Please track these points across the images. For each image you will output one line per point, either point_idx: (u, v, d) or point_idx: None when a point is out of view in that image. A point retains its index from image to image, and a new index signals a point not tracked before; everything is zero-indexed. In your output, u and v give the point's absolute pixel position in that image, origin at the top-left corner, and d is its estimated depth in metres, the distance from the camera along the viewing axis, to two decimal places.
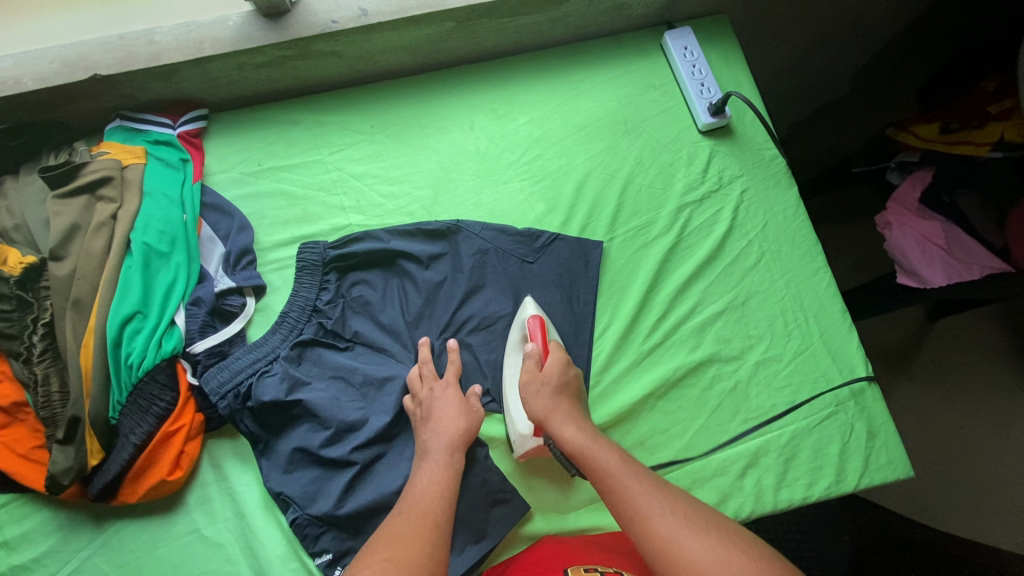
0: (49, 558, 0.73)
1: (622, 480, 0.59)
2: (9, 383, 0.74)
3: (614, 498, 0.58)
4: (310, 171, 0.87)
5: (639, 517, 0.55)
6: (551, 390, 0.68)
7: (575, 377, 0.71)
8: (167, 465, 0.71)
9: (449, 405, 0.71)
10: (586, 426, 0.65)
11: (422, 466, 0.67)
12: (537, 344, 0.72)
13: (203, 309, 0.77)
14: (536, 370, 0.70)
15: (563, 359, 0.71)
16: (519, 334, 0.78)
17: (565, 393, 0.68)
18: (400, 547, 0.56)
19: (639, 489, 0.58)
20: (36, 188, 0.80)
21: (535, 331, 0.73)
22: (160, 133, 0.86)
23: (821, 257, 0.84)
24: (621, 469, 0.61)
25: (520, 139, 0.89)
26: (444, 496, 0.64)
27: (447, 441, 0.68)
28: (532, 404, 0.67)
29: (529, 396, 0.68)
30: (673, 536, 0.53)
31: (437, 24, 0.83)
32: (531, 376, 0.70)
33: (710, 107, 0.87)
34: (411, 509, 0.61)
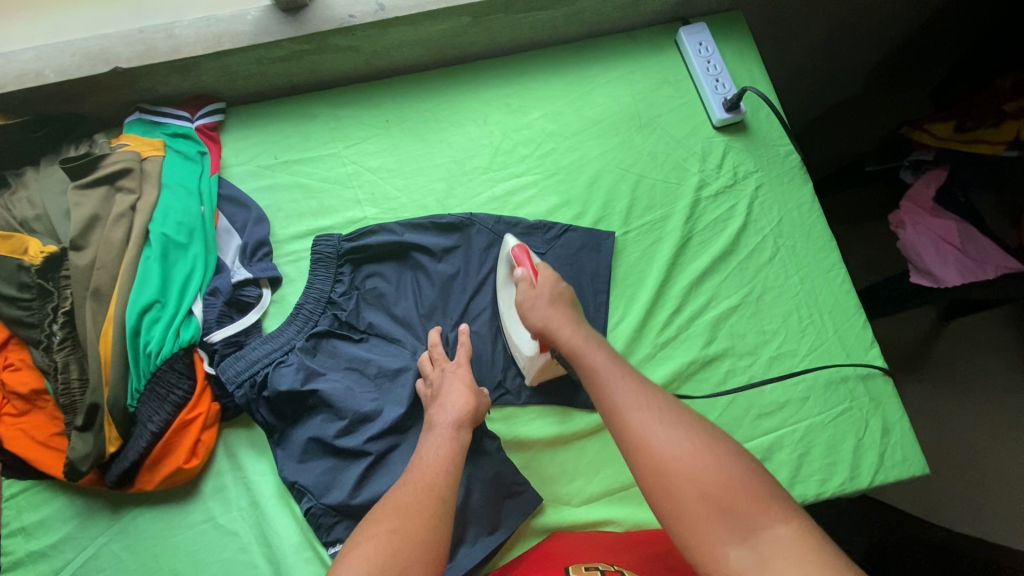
0: (67, 544, 0.73)
1: (611, 380, 0.58)
2: (29, 371, 0.75)
3: (603, 398, 0.57)
4: (325, 164, 0.88)
5: (625, 418, 0.54)
6: (546, 301, 0.69)
7: (567, 289, 0.72)
8: (183, 454, 0.72)
9: (458, 386, 0.71)
10: (584, 329, 0.66)
11: (428, 440, 0.67)
12: (527, 267, 0.73)
13: (220, 299, 0.78)
14: (531, 288, 0.71)
15: (553, 274, 0.73)
16: (506, 267, 0.80)
17: (560, 301, 0.70)
18: (404, 516, 0.56)
19: (622, 385, 0.57)
20: (57, 179, 0.81)
21: (520, 257, 0.74)
22: (178, 126, 0.86)
23: (836, 253, 0.84)
24: (609, 369, 0.60)
25: (534, 134, 0.89)
26: (449, 468, 0.63)
27: (454, 416, 0.68)
28: (530, 317, 0.69)
29: (527, 310, 0.70)
30: (642, 428, 0.53)
31: (453, 19, 0.84)
32: (528, 294, 0.71)
33: (725, 103, 0.87)
34: (416, 479, 0.61)
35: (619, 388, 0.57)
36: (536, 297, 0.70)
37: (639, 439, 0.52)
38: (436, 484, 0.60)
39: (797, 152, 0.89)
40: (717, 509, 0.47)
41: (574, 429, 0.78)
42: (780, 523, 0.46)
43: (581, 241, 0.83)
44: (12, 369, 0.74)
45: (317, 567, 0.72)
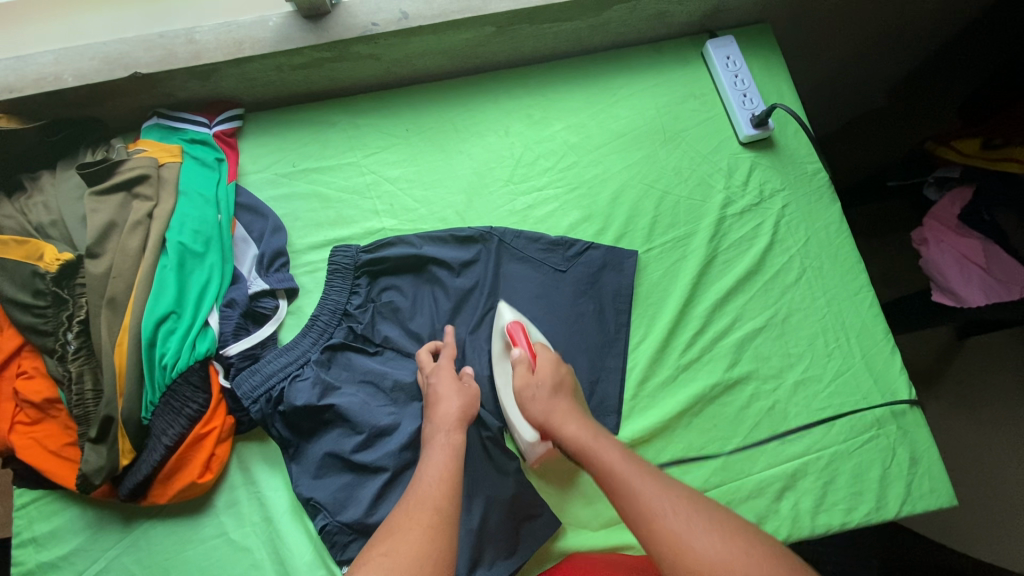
0: (78, 556, 0.72)
1: (631, 483, 0.55)
2: (42, 379, 0.74)
3: (631, 509, 0.53)
4: (344, 174, 0.86)
5: (655, 524, 0.51)
6: (547, 392, 0.67)
7: (568, 375, 0.71)
8: (197, 468, 0.71)
9: (453, 390, 0.70)
10: (587, 424, 0.63)
11: (432, 445, 0.65)
12: (524, 347, 0.73)
13: (237, 311, 0.77)
14: (530, 374, 0.69)
15: (550, 357, 0.71)
16: (500, 342, 0.78)
17: (561, 392, 0.68)
18: (407, 543, 0.52)
19: (644, 484, 0.54)
20: (73, 185, 0.80)
21: (517, 335, 0.73)
22: (196, 132, 0.85)
23: (863, 275, 0.82)
24: (625, 468, 0.56)
25: (556, 146, 0.87)
26: (450, 478, 0.60)
27: (455, 418, 0.67)
28: (530, 408, 0.67)
29: (524, 401, 0.67)
30: (677, 536, 0.50)
31: (477, 28, 0.82)
32: (523, 381, 0.69)
33: (753, 119, 0.85)
34: (416, 496, 0.58)
35: (644, 493, 0.54)
36: (536, 387, 0.67)
37: (643, 511, 0.52)
38: (441, 492, 0.58)
39: (824, 170, 0.87)
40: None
41: None
42: None
43: (602, 258, 0.81)
44: (26, 377, 0.74)
45: None
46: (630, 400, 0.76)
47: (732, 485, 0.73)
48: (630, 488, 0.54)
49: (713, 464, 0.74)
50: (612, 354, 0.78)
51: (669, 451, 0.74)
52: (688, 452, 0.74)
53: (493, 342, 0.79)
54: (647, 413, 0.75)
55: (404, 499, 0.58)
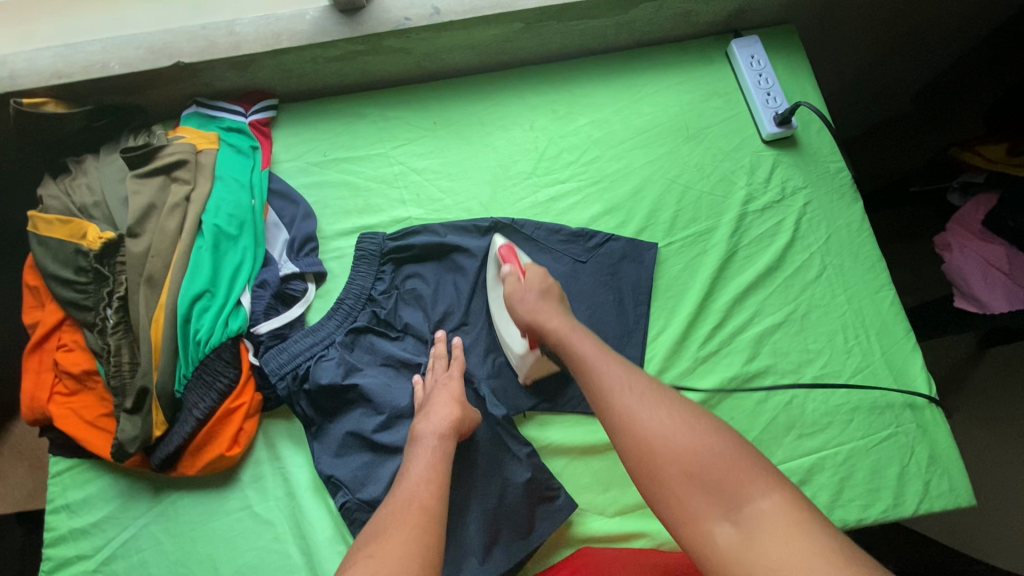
0: (109, 523, 0.75)
1: (599, 366, 0.59)
2: (82, 352, 0.77)
3: (595, 394, 0.57)
4: (373, 164, 0.89)
5: (614, 400, 0.55)
6: (534, 297, 0.70)
7: (554, 283, 0.74)
8: (226, 441, 0.73)
9: (445, 394, 0.72)
10: (570, 320, 0.67)
11: (417, 453, 0.66)
12: (514, 264, 0.76)
13: (268, 292, 0.80)
14: (519, 282, 0.73)
15: (539, 271, 0.74)
16: (498, 313, 0.80)
17: (549, 296, 0.71)
18: (390, 534, 0.55)
19: (607, 366, 0.58)
20: (116, 167, 0.84)
21: (507, 254, 0.77)
22: (232, 121, 0.88)
23: (885, 274, 0.82)
24: (598, 357, 0.60)
25: (580, 140, 0.89)
26: (435, 481, 0.63)
27: (439, 425, 0.68)
28: (518, 310, 0.71)
29: (516, 303, 0.71)
30: (629, 410, 0.53)
31: (506, 24, 0.84)
32: (514, 287, 0.73)
33: (776, 117, 0.86)
34: (400, 496, 0.61)
35: (606, 373, 0.57)
36: (525, 293, 0.71)
37: (603, 391, 0.56)
38: (423, 502, 0.60)
39: (847, 169, 0.87)
40: (695, 479, 0.47)
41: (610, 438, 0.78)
42: (765, 497, 0.45)
43: (622, 251, 0.83)
44: (68, 349, 0.77)
45: None
46: None
47: None
48: (597, 371, 0.58)
49: None
50: (630, 346, 0.79)
51: None
52: None
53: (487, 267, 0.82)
54: None
55: (389, 506, 0.60)
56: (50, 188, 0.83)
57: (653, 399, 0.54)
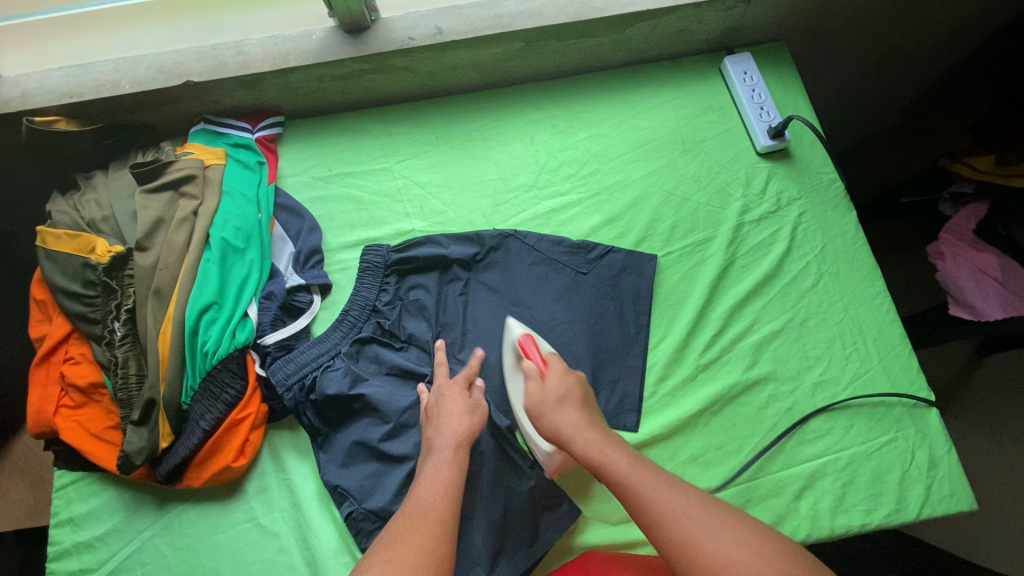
0: (113, 536, 0.75)
1: (634, 484, 0.60)
2: (88, 365, 0.78)
3: (635, 505, 0.58)
4: (377, 178, 0.91)
5: (659, 524, 0.56)
6: (555, 404, 0.68)
7: (576, 381, 0.71)
8: (232, 452, 0.74)
9: (454, 405, 0.72)
10: (585, 419, 0.67)
11: (432, 462, 0.67)
12: (536, 359, 0.74)
13: (274, 303, 0.80)
14: (539, 388, 0.70)
15: (562, 369, 0.72)
16: (511, 355, 0.79)
17: (570, 400, 0.69)
18: (401, 546, 0.56)
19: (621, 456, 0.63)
20: (125, 183, 0.85)
21: (528, 348, 0.75)
22: (240, 137, 0.90)
23: (880, 281, 0.84)
24: (630, 470, 0.61)
25: (580, 154, 0.91)
26: (450, 492, 0.63)
27: (453, 437, 0.69)
28: (540, 423, 0.68)
29: (536, 416, 0.69)
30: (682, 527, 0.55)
31: (507, 44, 0.87)
32: (535, 399, 0.70)
33: (770, 130, 0.88)
34: (415, 506, 0.61)
35: (648, 489, 0.59)
36: (545, 401, 0.69)
37: (649, 513, 0.57)
38: (437, 512, 0.60)
39: (839, 180, 0.89)
40: (737, 575, 0.52)
41: None
42: None
43: (623, 262, 0.84)
44: (74, 362, 0.78)
45: None
46: (650, 397, 0.78)
47: (752, 483, 0.74)
48: (629, 480, 0.60)
49: (733, 462, 0.75)
50: (632, 354, 0.80)
51: (689, 448, 0.75)
52: (707, 450, 0.76)
53: (504, 355, 0.80)
54: (667, 410, 0.77)
55: (403, 515, 0.61)
56: (60, 204, 0.85)
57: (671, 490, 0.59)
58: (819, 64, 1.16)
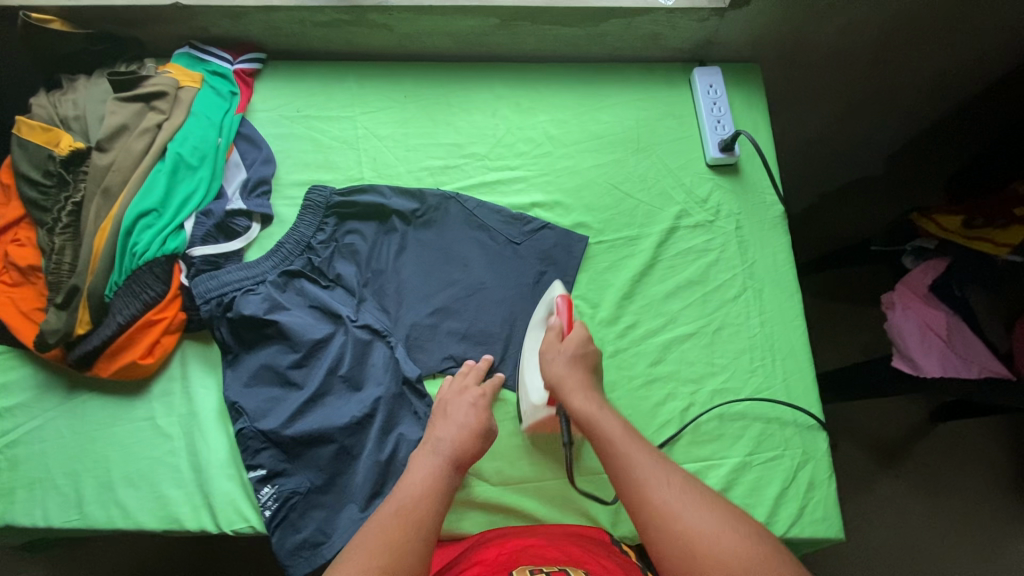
0: (20, 410, 0.79)
1: (626, 452, 0.63)
2: (31, 249, 0.83)
3: (625, 479, 0.61)
4: (340, 126, 0.95)
5: (648, 495, 0.58)
6: (566, 360, 0.72)
7: (592, 352, 0.74)
8: (141, 350, 0.77)
9: (466, 416, 0.73)
10: (594, 396, 0.69)
11: (420, 464, 0.68)
12: (563, 322, 0.75)
13: (211, 220, 0.83)
14: (558, 341, 0.74)
15: (587, 338, 0.74)
16: (544, 310, 0.80)
17: (582, 363, 0.72)
18: (376, 539, 0.57)
19: (647, 462, 0.61)
20: (101, 89, 0.90)
21: (563, 309, 0.75)
22: (219, 66, 0.95)
23: (801, 304, 0.85)
24: (625, 440, 0.64)
25: (536, 136, 0.95)
26: (432, 499, 0.63)
27: (452, 452, 0.69)
28: (548, 370, 0.72)
29: (545, 362, 0.73)
30: (670, 508, 0.57)
31: (482, 18, 0.90)
32: (555, 345, 0.73)
33: (721, 142, 0.89)
34: (397, 502, 0.62)
35: (639, 463, 0.61)
36: (558, 353, 0.73)
37: (639, 484, 0.59)
38: (415, 515, 0.61)
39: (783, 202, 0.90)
40: None
41: (507, 413, 0.80)
42: None
43: (554, 241, 0.87)
44: (19, 244, 0.83)
45: (236, 487, 0.76)
46: None
47: None
48: (627, 458, 0.62)
49: None
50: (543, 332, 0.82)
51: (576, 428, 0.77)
52: None
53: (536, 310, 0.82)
54: None
55: (380, 518, 0.60)
56: (42, 99, 0.91)
57: (691, 502, 0.57)
58: (807, 99, 1.16)
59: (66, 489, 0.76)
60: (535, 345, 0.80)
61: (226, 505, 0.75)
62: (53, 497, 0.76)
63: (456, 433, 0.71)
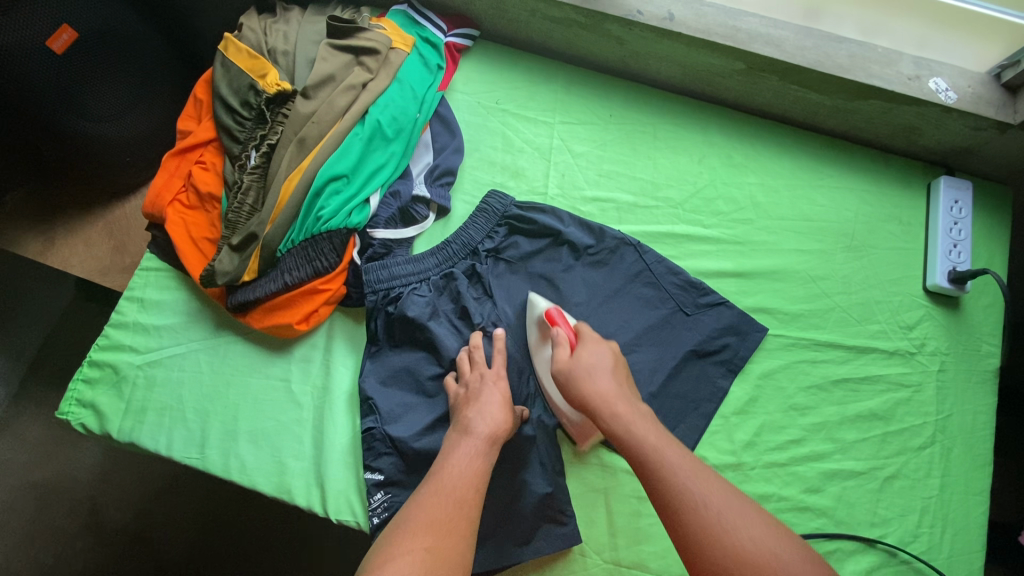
0: (167, 332, 0.80)
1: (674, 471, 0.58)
2: (214, 177, 0.82)
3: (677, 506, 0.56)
4: (537, 130, 0.89)
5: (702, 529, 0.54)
6: (598, 370, 0.67)
7: (610, 350, 0.70)
8: (298, 315, 0.75)
9: (494, 397, 0.70)
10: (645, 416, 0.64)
11: (461, 445, 0.66)
12: (564, 329, 0.73)
13: (396, 203, 0.81)
14: (569, 355, 0.69)
15: (597, 340, 0.71)
16: (535, 330, 0.77)
17: (614, 369, 0.68)
18: (434, 535, 0.57)
19: (689, 474, 0.58)
20: (316, 30, 0.87)
21: (556, 317, 0.73)
22: (433, 34, 0.89)
23: (988, 478, 0.76)
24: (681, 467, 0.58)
25: (741, 197, 0.86)
26: (479, 485, 0.63)
27: (489, 431, 0.67)
28: (575, 385, 0.67)
29: (575, 379, 0.67)
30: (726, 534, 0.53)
31: (727, 59, 0.81)
32: (565, 365, 0.68)
33: (952, 273, 0.79)
34: (447, 493, 0.61)
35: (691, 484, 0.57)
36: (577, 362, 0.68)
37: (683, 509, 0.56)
38: (458, 497, 0.61)
39: (998, 357, 0.80)
40: None
41: (635, 492, 0.75)
42: None
43: (731, 323, 0.80)
44: (204, 168, 0.82)
45: (351, 479, 0.74)
46: None
47: None
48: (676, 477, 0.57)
49: None
50: (697, 418, 0.76)
51: None
52: None
53: (527, 331, 0.79)
54: None
55: (426, 497, 0.61)
56: (254, 22, 0.88)
57: (723, 501, 0.56)
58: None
59: (193, 425, 0.76)
60: (540, 360, 0.76)
61: (338, 492, 0.73)
62: (179, 429, 0.76)
63: (492, 419, 0.68)
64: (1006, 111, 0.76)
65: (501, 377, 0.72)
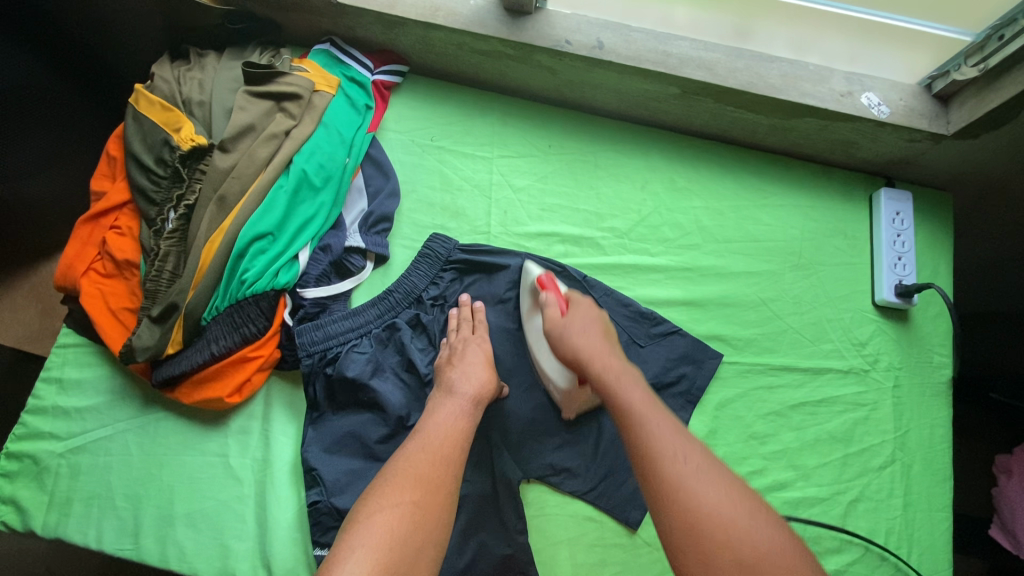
0: (90, 414, 0.74)
1: (647, 420, 0.55)
2: (130, 242, 0.76)
3: (643, 449, 0.53)
4: (474, 166, 0.85)
5: (659, 465, 0.51)
6: (591, 332, 0.65)
7: (600, 318, 0.68)
8: (229, 387, 0.71)
9: (478, 354, 0.71)
10: (643, 385, 0.59)
11: (444, 405, 0.66)
12: (553, 293, 0.71)
13: (327, 257, 0.77)
14: (560, 317, 0.67)
15: (586, 304, 0.69)
16: (529, 297, 0.76)
17: (602, 330, 0.66)
18: (422, 487, 0.56)
19: (666, 433, 0.54)
20: (232, 77, 0.82)
21: (546, 283, 0.72)
22: (358, 72, 0.85)
23: (949, 493, 0.75)
24: (661, 422, 0.54)
25: (686, 222, 0.84)
26: (463, 444, 0.62)
27: (475, 388, 0.67)
28: (559, 345, 0.66)
29: (569, 335, 0.65)
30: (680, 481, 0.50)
31: (661, 85, 0.79)
32: (557, 325, 0.67)
33: (898, 286, 0.79)
34: (433, 448, 0.60)
35: (661, 435, 0.53)
36: (565, 327, 0.66)
37: (650, 452, 0.52)
38: (444, 454, 0.60)
39: (950, 368, 0.79)
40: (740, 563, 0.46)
41: (600, 540, 0.73)
42: None
43: (684, 350, 0.78)
44: (119, 233, 0.77)
45: (299, 556, 0.70)
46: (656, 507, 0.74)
47: None
48: (652, 432, 0.54)
49: None
50: None
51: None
52: None
53: (522, 296, 0.77)
54: None
55: (410, 451, 0.59)
56: (166, 70, 0.83)
57: (709, 474, 0.51)
58: (1004, 225, 0.92)
59: (124, 514, 0.71)
60: (531, 327, 0.75)
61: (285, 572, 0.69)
62: (109, 519, 0.71)
63: (475, 377, 0.68)
64: (940, 122, 0.76)
65: (487, 341, 0.74)
